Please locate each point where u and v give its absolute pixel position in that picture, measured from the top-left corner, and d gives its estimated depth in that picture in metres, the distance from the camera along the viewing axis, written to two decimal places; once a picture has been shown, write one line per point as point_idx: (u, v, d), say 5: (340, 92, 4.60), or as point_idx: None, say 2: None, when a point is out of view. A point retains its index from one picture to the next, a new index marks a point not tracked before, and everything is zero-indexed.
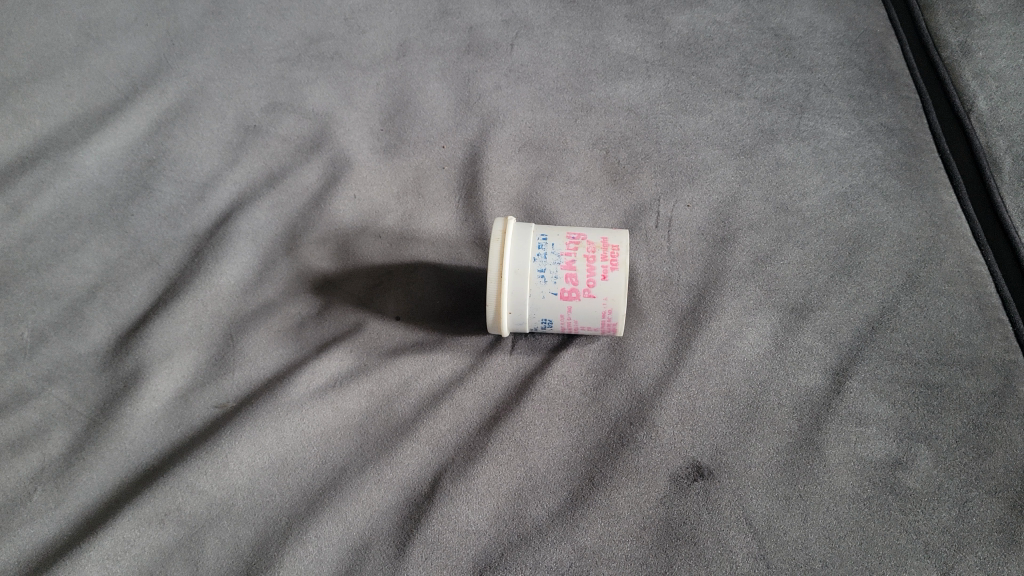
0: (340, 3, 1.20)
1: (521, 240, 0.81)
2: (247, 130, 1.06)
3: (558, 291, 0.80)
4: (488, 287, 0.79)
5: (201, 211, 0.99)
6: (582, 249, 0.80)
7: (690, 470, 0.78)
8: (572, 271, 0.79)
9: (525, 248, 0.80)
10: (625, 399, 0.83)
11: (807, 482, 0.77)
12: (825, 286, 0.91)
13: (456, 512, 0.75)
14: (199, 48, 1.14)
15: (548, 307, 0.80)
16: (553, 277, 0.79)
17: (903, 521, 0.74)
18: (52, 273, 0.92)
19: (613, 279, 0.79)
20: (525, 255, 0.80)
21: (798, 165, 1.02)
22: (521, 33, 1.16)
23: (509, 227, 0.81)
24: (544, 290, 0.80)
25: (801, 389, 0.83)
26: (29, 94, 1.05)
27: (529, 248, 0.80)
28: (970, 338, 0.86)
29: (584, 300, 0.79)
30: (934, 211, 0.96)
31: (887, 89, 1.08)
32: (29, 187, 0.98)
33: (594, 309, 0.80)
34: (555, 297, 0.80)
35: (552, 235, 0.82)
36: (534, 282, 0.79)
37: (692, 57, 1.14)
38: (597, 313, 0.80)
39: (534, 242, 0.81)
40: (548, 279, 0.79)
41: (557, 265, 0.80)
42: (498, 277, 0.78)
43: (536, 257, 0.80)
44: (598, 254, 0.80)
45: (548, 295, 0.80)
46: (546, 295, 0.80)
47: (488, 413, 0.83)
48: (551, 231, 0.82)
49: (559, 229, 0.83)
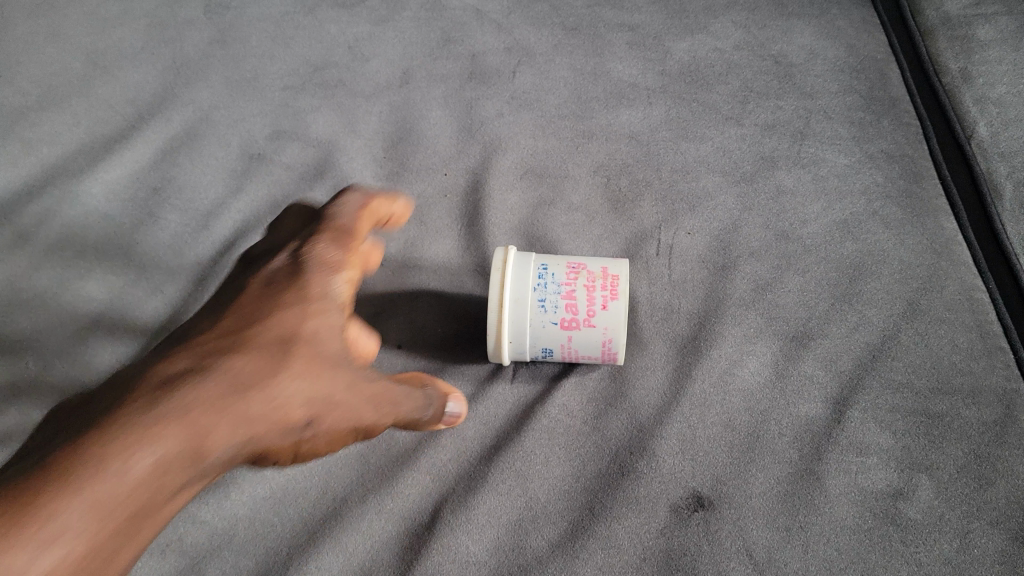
0: (343, 31, 1.20)
1: (521, 269, 0.81)
2: (252, 158, 1.07)
3: (559, 320, 0.80)
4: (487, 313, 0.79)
5: (205, 239, 1.00)
6: (582, 278, 0.81)
7: (691, 499, 0.78)
8: (573, 300, 0.80)
9: (526, 278, 0.81)
10: (625, 429, 0.83)
11: (808, 513, 0.77)
12: (826, 315, 0.91)
13: (457, 544, 0.76)
14: (205, 76, 1.15)
15: (548, 336, 0.81)
16: (553, 306, 0.80)
17: (904, 552, 0.75)
18: (56, 302, 0.93)
19: (614, 308, 0.80)
20: (525, 284, 0.81)
21: (799, 193, 1.02)
22: (523, 61, 1.17)
23: (509, 256, 0.81)
24: (544, 320, 0.80)
25: (802, 418, 0.83)
26: (37, 124, 1.07)
27: (530, 276, 0.81)
28: (970, 367, 0.86)
29: (583, 328, 0.80)
30: (935, 237, 0.96)
31: (888, 116, 1.09)
32: (36, 216, 0.99)
33: (594, 338, 0.80)
34: (555, 326, 0.80)
35: (552, 263, 0.83)
36: (535, 312, 0.80)
37: (693, 83, 1.14)
38: (598, 342, 0.81)
39: (535, 271, 0.82)
40: (548, 308, 0.80)
41: (558, 294, 0.80)
42: (499, 306, 0.79)
43: (537, 286, 0.81)
44: (598, 283, 0.81)
45: (547, 324, 0.80)
46: (546, 324, 0.80)
47: (489, 442, 0.83)
48: (551, 260, 0.83)
49: (559, 258, 0.84)
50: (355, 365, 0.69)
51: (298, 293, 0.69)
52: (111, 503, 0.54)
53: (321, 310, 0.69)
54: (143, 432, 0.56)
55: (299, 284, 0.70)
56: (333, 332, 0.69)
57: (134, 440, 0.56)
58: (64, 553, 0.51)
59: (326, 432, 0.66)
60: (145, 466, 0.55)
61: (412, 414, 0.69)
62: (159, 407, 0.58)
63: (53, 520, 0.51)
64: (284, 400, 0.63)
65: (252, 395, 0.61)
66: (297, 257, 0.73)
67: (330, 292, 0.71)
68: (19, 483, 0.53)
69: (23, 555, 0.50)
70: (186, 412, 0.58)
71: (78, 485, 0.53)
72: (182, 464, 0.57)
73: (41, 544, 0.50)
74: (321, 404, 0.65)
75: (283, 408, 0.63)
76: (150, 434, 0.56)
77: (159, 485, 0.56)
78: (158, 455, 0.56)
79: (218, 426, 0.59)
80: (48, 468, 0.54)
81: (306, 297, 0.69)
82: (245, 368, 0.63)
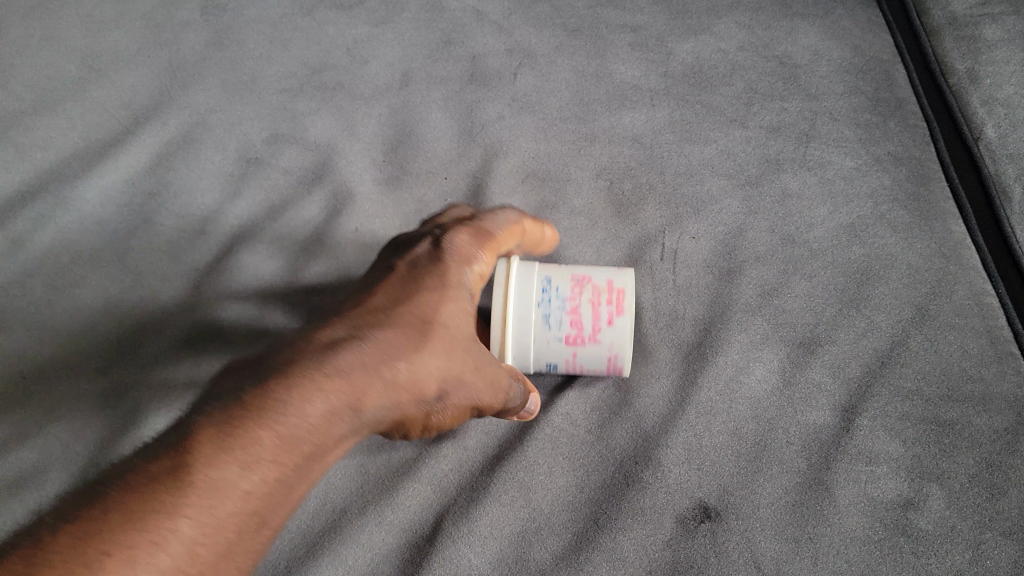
0: (342, 33, 1.19)
1: (524, 283, 0.80)
2: (249, 162, 1.06)
3: (563, 337, 0.79)
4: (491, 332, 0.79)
5: (202, 244, 0.98)
6: (587, 293, 0.80)
7: (697, 510, 0.76)
8: (577, 317, 0.79)
9: (529, 292, 0.80)
10: (630, 438, 0.81)
11: (817, 524, 0.75)
12: (833, 320, 0.89)
13: (459, 556, 0.74)
14: (202, 79, 1.13)
15: (553, 352, 0.80)
16: (558, 323, 0.79)
17: (915, 564, 0.73)
18: (51, 308, 0.91)
19: (619, 324, 0.79)
20: (528, 300, 0.80)
21: (804, 197, 1.00)
22: (524, 62, 1.15)
23: (513, 270, 0.80)
24: (548, 336, 0.79)
25: (810, 426, 0.82)
26: (31, 129, 1.05)
27: (533, 291, 0.80)
28: (981, 373, 0.84)
29: (588, 345, 0.79)
30: (944, 241, 0.95)
31: (895, 117, 1.07)
32: (29, 222, 0.97)
33: (599, 354, 0.80)
34: (560, 343, 0.80)
35: (555, 275, 0.81)
36: (538, 328, 0.79)
37: (696, 85, 1.13)
38: (603, 358, 0.80)
39: (538, 285, 0.80)
40: (552, 325, 0.79)
41: (561, 310, 0.80)
42: (502, 323, 0.79)
43: (540, 301, 0.80)
44: (603, 297, 0.80)
45: (552, 340, 0.80)
46: (551, 340, 0.80)
47: (491, 452, 0.82)
48: (556, 271, 0.82)
49: (563, 269, 0.82)
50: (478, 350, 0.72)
51: (437, 277, 0.73)
52: (296, 441, 0.59)
53: (455, 296, 0.73)
54: (316, 386, 0.61)
55: (440, 267, 0.74)
56: (464, 316, 0.72)
57: (308, 392, 0.60)
58: (268, 474, 0.58)
59: (451, 407, 0.70)
60: (319, 415, 0.60)
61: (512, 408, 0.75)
62: (322, 371, 0.62)
63: (254, 446, 0.57)
64: (423, 373, 0.67)
65: (399, 366, 0.65)
66: (434, 243, 0.76)
67: (466, 279, 0.74)
68: (219, 412, 0.58)
69: (201, 499, 0.55)
70: (348, 375, 0.63)
71: (271, 420, 0.58)
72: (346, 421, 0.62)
73: (247, 464, 0.57)
74: (451, 381, 0.69)
75: (421, 382, 0.67)
76: (321, 390, 0.61)
77: (329, 436, 0.61)
78: (333, 406, 0.61)
79: (373, 392, 0.64)
80: (248, 405, 0.59)
81: (445, 282, 0.73)
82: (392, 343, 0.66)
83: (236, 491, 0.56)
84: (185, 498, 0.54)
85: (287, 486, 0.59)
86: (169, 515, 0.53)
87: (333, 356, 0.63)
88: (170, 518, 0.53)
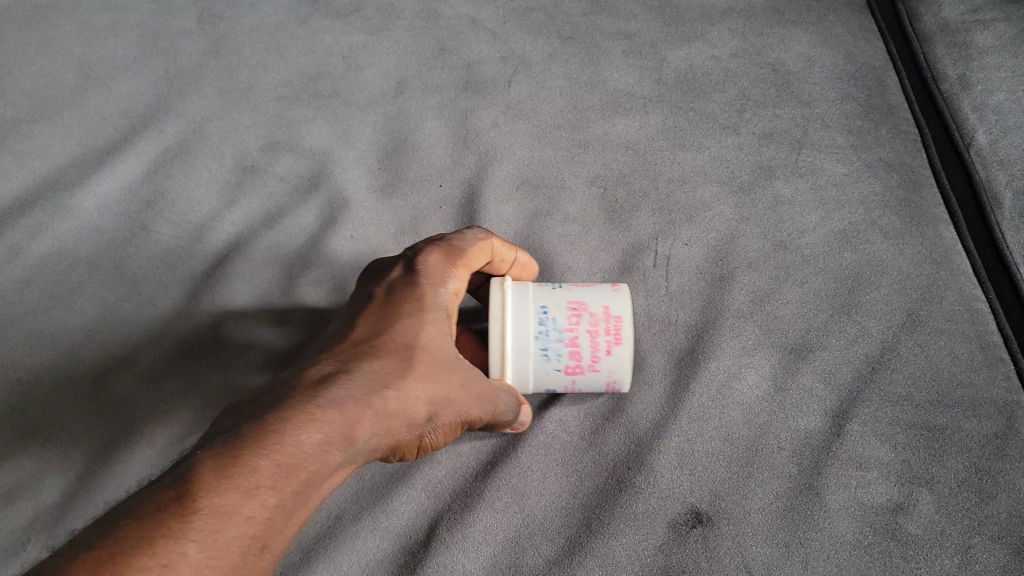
0: (338, 41, 1.20)
1: (521, 316, 0.79)
2: (246, 170, 1.06)
3: (562, 367, 0.80)
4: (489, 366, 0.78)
5: (199, 251, 0.99)
6: (585, 323, 0.80)
7: (689, 515, 0.77)
8: (576, 348, 0.79)
9: (526, 325, 0.79)
10: (623, 443, 0.82)
11: (807, 529, 0.76)
12: (825, 326, 0.90)
13: (453, 562, 0.75)
14: (199, 87, 1.14)
15: (552, 380, 0.81)
16: (556, 355, 0.79)
17: (905, 568, 0.74)
18: (49, 316, 0.92)
19: (618, 353, 0.79)
20: (526, 333, 0.79)
21: (796, 203, 1.01)
22: (519, 70, 1.16)
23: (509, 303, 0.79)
24: (548, 367, 0.80)
25: (801, 432, 0.83)
26: (29, 136, 1.06)
27: (530, 323, 0.79)
28: (971, 378, 0.85)
29: (587, 374, 0.80)
30: (935, 247, 0.96)
31: (886, 124, 1.08)
32: (27, 230, 0.98)
33: (598, 380, 0.81)
34: (559, 372, 0.80)
35: (551, 304, 0.81)
36: (538, 361, 0.79)
37: (690, 92, 1.13)
38: (602, 383, 0.81)
39: (535, 315, 0.80)
40: (552, 357, 0.79)
41: (560, 342, 0.79)
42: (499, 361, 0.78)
43: (538, 334, 0.79)
44: (601, 326, 0.79)
45: (551, 370, 0.80)
46: (550, 371, 0.80)
47: (485, 458, 0.82)
48: (551, 298, 0.81)
49: (559, 294, 0.81)
50: (469, 370, 0.72)
51: (415, 302, 0.73)
52: (296, 468, 0.58)
53: (435, 321, 0.73)
54: (309, 415, 0.60)
55: (416, 291, 0.74)
56: (444, 336, 0.73)
57: (302, 421, 0.60)
58: (275, 500, 0.57)
59: (442, 429, 0.70)
60: (315, 443, 0.60)
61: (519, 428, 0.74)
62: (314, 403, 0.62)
63: (254, 475, 0.56)
64: (415, 400, 0.67)
65: (388, 392, 0.65)
66: (410, 266, 0.77)
67: (444, 304, 0.75)
68: (219, 444, 0.58)
69: (211, 524, 0.53)
70: (340, 405, 0.63)
71: (269, 449, 0.58)
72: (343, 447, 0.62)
73: (248, 491, 0.55)
74: (440, 404, 0.69)
75: (412, 407, 0.67)
76: (314, 419, 0.60)
77: (327, 463, 0.60)
78: (328, 433, 0.60)
79: (367, 420, 0.63)
80: (244, 438, 0.58)
81: (423, 306, 0.73)
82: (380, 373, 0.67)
83: (244, 515, 0.55)
84: (191, 524, 0.52)
85: (289, 514, 0.58)
86: (176, 540, 0.51)
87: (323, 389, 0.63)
88: (178, 542, 0.51)
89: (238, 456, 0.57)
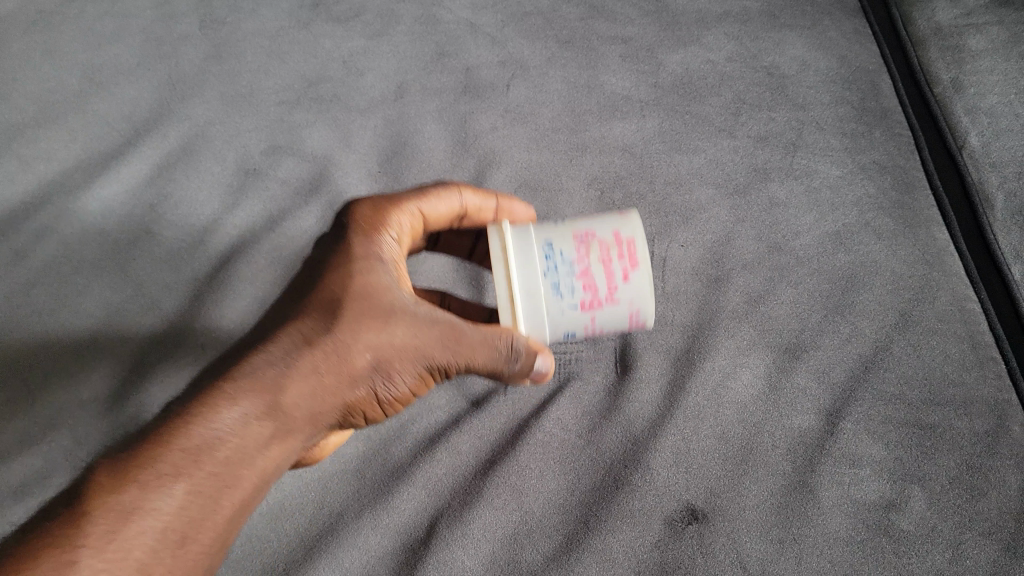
0: (338, 45, 1.21)
1: (526, 256, 0.78)
2: (248, 173, 1.08)
3: (579, 303, 0.78)
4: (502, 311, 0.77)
5: (202, 254, 1.00)
6: (596, 252, 0.78)
7: (685, 512, 0.78)
8: (590, 280, 0.77)
9: (534, 265, 0.78)
10: (620, 442, 0.84)
11: (800, 525, 0.77)
12: (819, 326, 0.91)
13: (453, 558, 0.76)
14: (202, 92, 1.15)
15: (571, 322, 0.78)
16: (571, 290, 0.77)
17: (896, 564, 0.75)
18: (53, 318, 0.94)
19: (636, 279, 0.78)
20: (534, 273, 0.78)
21: (790, 205, 1.02)
22: (517, 74, 1.18)
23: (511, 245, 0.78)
24: (563, 306, 0.77)
25: (796, 430, 0.84)
26: (34, 141, 1.08)
27: (537, 262, 0.78)
28: (962, 377, 0.86)
29: (606, 306, 0.78)
30: (927, 248, 0.97)
31: (880, 127, 1.09)
32: (33, 234, 1.00)
33: (618, 313, 0.79)
34: (576, 310, 0.78)
35: (557, 240, 0.79)
36: (552, 300, 0.77)
37: (686, 96, 1.15)
38: (622, 316, 0.79)
39: (542, 254, 0.78)
40: (566, 293, 0.77)
41: (573, 276, 0.77)
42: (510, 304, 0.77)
43: (547, 271, 0.78)
44: (614, 253, 0.78)
45: (568, 309, 0.78)
46: (566, 310, 0.78)
47: (483, 456, 0.84)
48: (558, 236, 0.80)
49: (565, 231, 0.80)
50: (415, 310, 0.73)
51: (344, 255, 0.74)
52: (201, 453, 0.64)
53: (368, 266, 0.74)
54: (222, 395, 0.66)
55: (346, 243, 0.75)
56: (381, 281, 0.73)
57: (212, 403, 0.66)
58: (188, 488, 0.63)
59: (394, 376, 0.72)
60: (224, 424, 0.65)
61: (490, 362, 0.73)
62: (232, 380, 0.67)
63: (155, 467, 0.62)
64: (345, 355, 0.70)
65: (314, 352, 0.69)
66: (344, 218, 0.78)
67: (376, 250, 0.76)
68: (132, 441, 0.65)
69: (108, 525, 0.59)
70: (255, 381, 0.67)
71: (171, 440, 0.63)
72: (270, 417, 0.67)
73: (148, 483, 0.62)
74: (383, 350, 0.71)
75: (346, 359, 0.70)
76: (224, 399, 0.66)
77: (247, 436, 0.66)
78: (237, 412, 0.66)
79: (286, 388, 0.68)
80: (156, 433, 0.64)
81: (352, 256, 0.74)
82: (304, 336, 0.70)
83: (154, 512, 0.61)
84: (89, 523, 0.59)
85: (218, 492, 0.65)
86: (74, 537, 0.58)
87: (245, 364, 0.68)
88: (75, 541, 0.58)
89: (144, 451, 0.63)
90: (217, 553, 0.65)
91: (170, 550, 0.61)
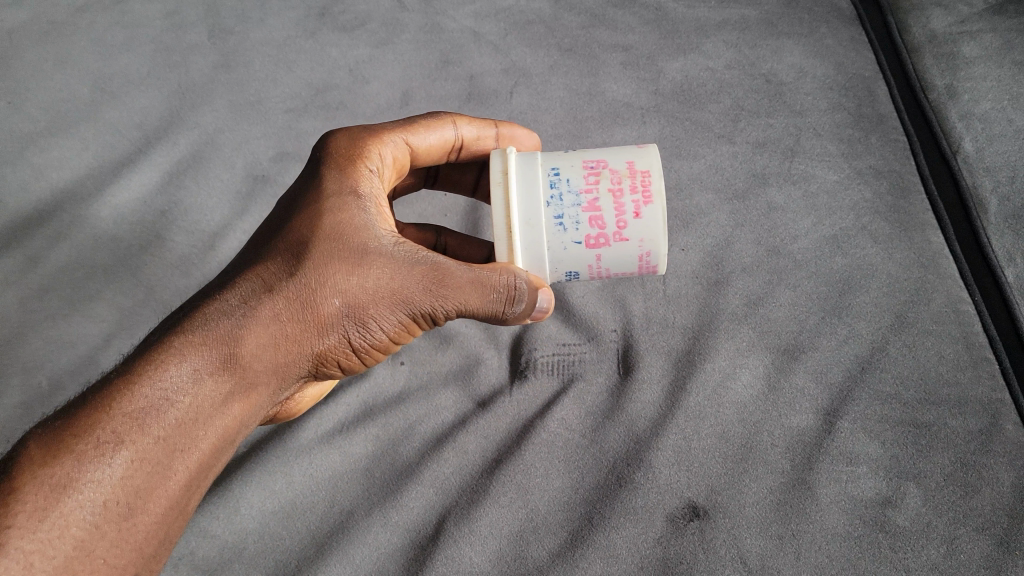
0: (344, 54, 1.23)
1: (530, 186, 0.81)
2: (257, 180, 1.10)
3: (583, 236, 0.79)
4: (500, 242, 0.80)
5: (213, 259, 1.03)
6: (603, 182, 0.79)
7: (686, 509, 0.81)
8: (595, 212, 0.79)
9: (538, 196, 0.80)
10: (623, 441, 0.86)
11: (799, 521, 0.80)
12: (816, 327, 0.93)
13: (460, 555, 0.79)
14: (211, 100, 1.17)
15: (576, 254, 0.80)
16: (574, 222, 0.79)
17: (891, 558, 0.77)
18: (67, 322, 0.96)
19: (645, 213, 0.79)
20: (537, 204, 0.80)
21: (789, 209, 1.04)
22: (520, 82, 1.20)
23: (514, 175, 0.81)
24: (566, 239, 0.80)
25: (794, 429, 0.86)
26: (46, 149, 1.10)
27: (541, 194, 0.80)
28: (956, 377, 0.88)
29: (612, 238, 0.79)
30: (922, 251, 0.99)
31: (876, 132, 1.12)
32: (47, 240, 1.02)
33: (625, 246, 0.80)
34: (581, 244, 0.80)
35: (565, 169, 0.81)
36: (554, 232, 0.80)
37: (686, 103, 1.17)
38: (631, 250, 0.80)
39: (548, 184, 0.80)
40: (569, 226, 0.79)
41: (577, 208, 0.79)
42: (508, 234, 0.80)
43: (551, 203, 0.80)
44: (623, 185, 0.79)
45: (571, 243, 0.80)
46: (569, 243, 0.80)
47: (490, 455, 0.86)
48: (568, 166, 0.81)
49: (577, 161, 0.82)
50: (394, 250, 0.76)
51: (319, 194, 0.78)
52: (143, 415, 0.68)
53: (342, 205, 0.77)
54: (171, 354, 0.70)
55: (321, 182, 0.79)
56: (355, 221, 0.77)
57: (161, 362, 0.70)
58: (132, 455, 0.66)
59: (366, 321, 0.76)
60: (173, 382, 0.69)
61: (477, 299, 0.76)
62: (186, 339, 0.71)
63: (94, 432, 0.66)
64: (307, 304, 0.74)
65: (275, 301, 0.74)
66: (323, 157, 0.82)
67: (352, 183, 0.79)
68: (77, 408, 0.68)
69: (42, 500, 0.62)
70: (207, 338, 0.71)
71: (111, 406, 0.67)
72: (224, 375, 0.72)
73: (82, 455, 0.65)
74: (355, 295, 0.75)
75: (312, 307, 0.74)
76: (175, 358, 0.70)
77: (203, 393, 0.70)
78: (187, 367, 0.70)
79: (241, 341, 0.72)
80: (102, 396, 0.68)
81: (327, 196, 0.78)
82: (260, 287, 0.74)
83: (96, 481, 0.65)
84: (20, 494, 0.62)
85: (168, 456, 0.68)
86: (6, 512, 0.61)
87: (198, 323, 0.72)
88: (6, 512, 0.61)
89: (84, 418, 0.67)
90: (169, 519, 0.69)
91: (112, 515, 0.65)
